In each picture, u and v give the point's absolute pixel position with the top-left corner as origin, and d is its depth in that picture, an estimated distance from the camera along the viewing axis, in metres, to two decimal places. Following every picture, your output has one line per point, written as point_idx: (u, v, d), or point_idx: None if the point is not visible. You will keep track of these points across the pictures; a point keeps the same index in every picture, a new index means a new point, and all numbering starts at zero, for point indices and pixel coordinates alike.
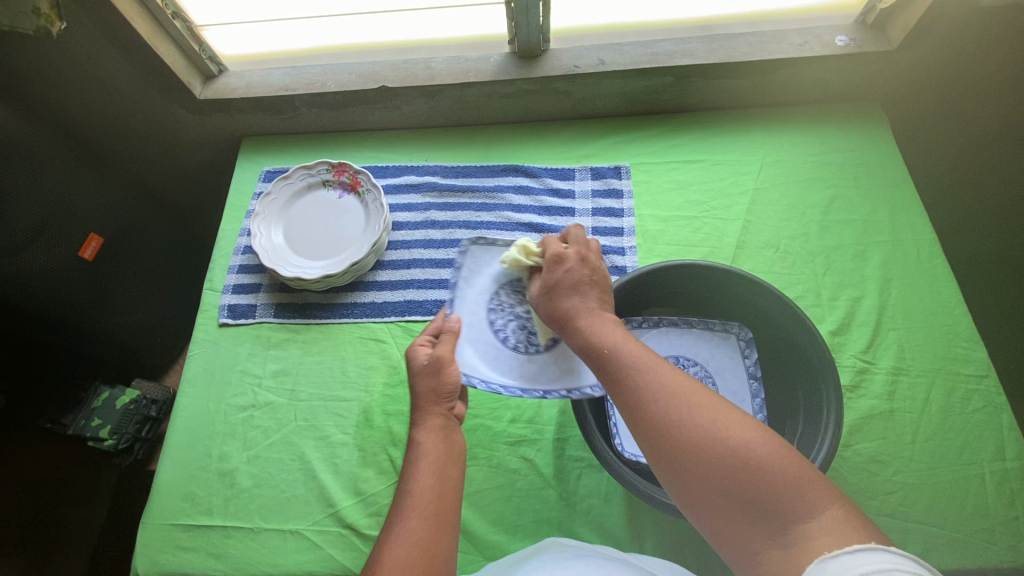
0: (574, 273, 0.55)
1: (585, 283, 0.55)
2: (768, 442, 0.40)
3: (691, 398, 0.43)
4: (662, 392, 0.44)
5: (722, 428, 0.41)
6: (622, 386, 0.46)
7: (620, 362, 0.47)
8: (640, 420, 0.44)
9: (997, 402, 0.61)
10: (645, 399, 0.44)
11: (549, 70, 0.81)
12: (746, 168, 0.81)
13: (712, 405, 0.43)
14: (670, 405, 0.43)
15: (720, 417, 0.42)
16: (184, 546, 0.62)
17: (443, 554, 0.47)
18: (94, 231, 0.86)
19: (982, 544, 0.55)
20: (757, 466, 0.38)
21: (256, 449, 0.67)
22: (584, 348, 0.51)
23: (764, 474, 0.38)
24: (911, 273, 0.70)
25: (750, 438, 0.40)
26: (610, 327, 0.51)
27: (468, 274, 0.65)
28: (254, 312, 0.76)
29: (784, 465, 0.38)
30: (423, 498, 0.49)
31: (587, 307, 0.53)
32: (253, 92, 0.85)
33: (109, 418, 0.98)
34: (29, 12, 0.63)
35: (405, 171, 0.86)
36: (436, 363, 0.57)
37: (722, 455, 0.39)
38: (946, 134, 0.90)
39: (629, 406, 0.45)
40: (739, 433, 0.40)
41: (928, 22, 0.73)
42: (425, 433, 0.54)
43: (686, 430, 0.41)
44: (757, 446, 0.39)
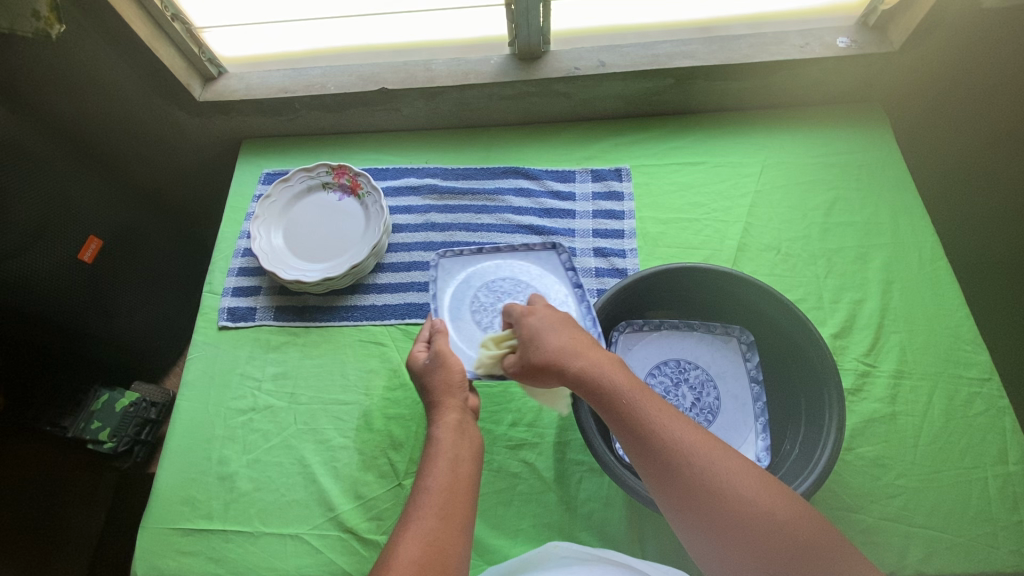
0: (547, 319, 0.54)
1: (565, 324, 0.54)
2: (799, 509, 0.42)
3: (727, 464, 0.44)
4: (694, 455, 0.44)
5: (750, 490, 0.42)
6: (649, 444, 0.45)
7: (644, 420, 0.46)
8: (667, 476, 0.44)
9: (1000, 406, 0.61)
10: (677, 459, 0.44)
11: (549, 72, 0.81)
12: (747, 170, 0.80)
13: (743, 468, 0.44)
14: (706, 470, 0.43)
15: (753, 482, 0.43)
16: (184, 550, 0.62)
17: (458, 551, 0.46)
18: (94, 234, 0.86)
19: (985, 549, 0.55)
20: (794, 538, 0.40)
21: (256, 453, 0.67)
22: (595, 396, 0.49)
23: (792, 535, 0.41)
24: (913, 276, 0.70)
25: (784, 506, 0.42)
26: (614, 369, 0.50)
27: (444, 287, 0.68)
28: (254, 315, 0.76)
29: (817, 534, 0.41)
30: (440, 494, 0.49)
31: (579, 345, 0.51)
32: (253, 94, 0.85)
33: (109, 421, 0.97)
34: (29, 14, 0.63)
35: (405, 173, 0.86)
36: (438, 357, 0.58)
37: (763, 527, 0.41)
38: (948, 135, 0.89)
39: (659, 467, 0.45)
40: (775, 502, 0.42)
41: (929, 23, 0.73)
42: (443, 429, 0.54)
43: (724, 498, 0.42)
44: (793, 515, 0.41)
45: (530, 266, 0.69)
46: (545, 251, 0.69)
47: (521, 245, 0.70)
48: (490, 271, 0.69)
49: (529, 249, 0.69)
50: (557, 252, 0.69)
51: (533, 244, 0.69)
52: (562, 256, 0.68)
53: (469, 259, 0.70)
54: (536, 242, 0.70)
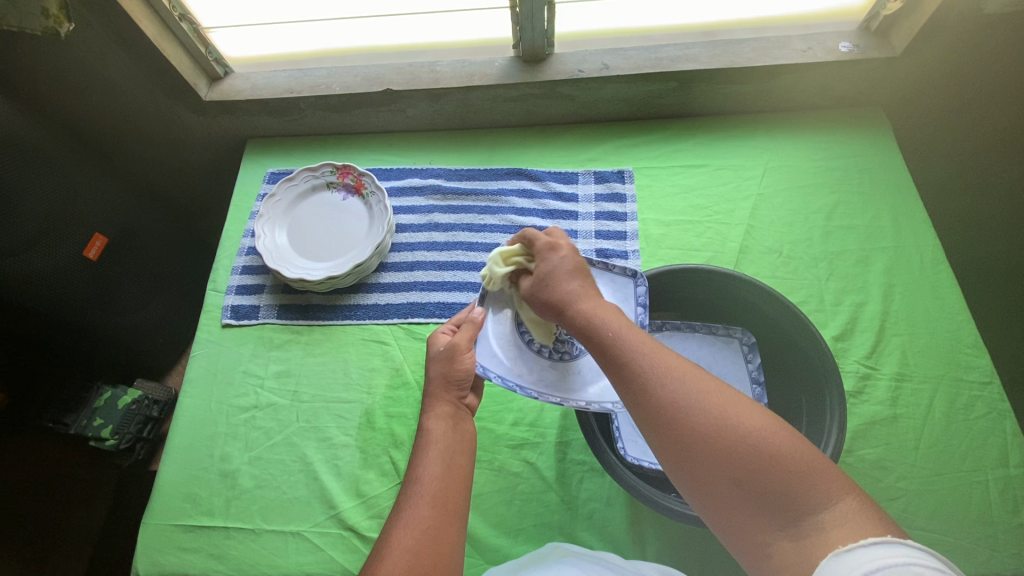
0: (563, 263, 0.55)
1: (577, 270, 0.55)
2: (780, 432, 0.40)
3: (708, 391, 0.43)
4: (671, 379, 0.44)
5: (731, 416, 0.41)
6: (629, 373, 0.46)
7: (623, 348, 0.47)
8: (644, 405, 0.44)
9: (1001, 409, 0.61)
10: (653, 385, 0.44)
11: (553, 74, 0.81)
12: (750, 172, 0.81)
13: (724, 394, 0.43)
14: (679, 392, 0.43)
15: (728, 404, 0.41)
16: (185, 547, 0.62)
17: (452, 540, 0.47)
18: (99, 231, 0.86)
19: (984, 552, 0.55)
20: (769, 457, 0.38)
21: (258, 450, 0.67)
22: (584, 332, 0.50)
23: (776, 462, 0.38)
24: (914, 280, 0.70)
25: (770, 432, 0.39)
26: (607, 310, 0.51)
27: None
28: (257, 313, 0.76)
29: (795, 453, 0.38)
30: (431, 484, 0.50)
31: (584, 291, 0.53)
32: (259, 94, 0.86)
33: (111, 419, 0.96)
34: (38, 12, 0.63)
35: (409, 173, 0.87)
36: (451, 349, 0.58)
37: (736, 444, 0.39)
38: (951, 139, 0.90)
39: (636, 394, 0.45)
40: (751, 421, 0.40)
41: (932, 29, 0.73)
42: (435, 420, 0.55)
43: (696, 417, 0.41)
44: (769, 436, 0.39)
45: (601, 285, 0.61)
46: (622, 277, 0.61)
47: (597, 261, 0.62)
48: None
49: (606, 269, 0.62)
50: (634, 282, 0.60)
51: (612, 265, 0.61)
52: (638, 288, 0.60)
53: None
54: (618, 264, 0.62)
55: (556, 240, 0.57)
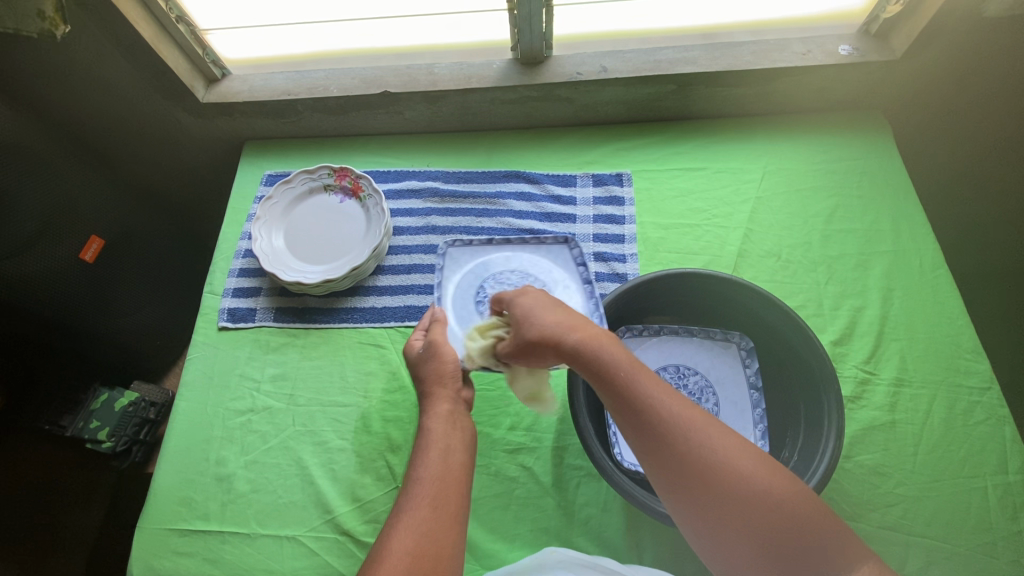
0: (541, 299, 0.54)
1: (558, 305, 0.53)
2: (797, 486, 0.40)
3: (728, 444, 0.42)
4: (691, 428, 0.43)
5: (754, 475, 0.40)
6: (646, 417, 0.44)
7: (638, 393, 0.45)
8: (663, 455, 0.42)
9: (1000, 415, 0.61)
10: (672, 435, 0.43)
11: (552, 77, 0.81)
12: (749, 176, 0.80)
13: (741, 444, 0.42)
14: (700, 445, 0.42)
15: (750, 460, 0.41)
16: (181, 551, 0.62)
17: (453, 542, 0.46)
18: (96, 234, 0.86)
19: (983, 559, 0.55)
20: (793, 518, 0.39)
21: (254, 454, 0.67)
22: (592, 369, 0.47)
23: (801, 525, 0.38)
24: (913, 285, 0.70)
25: (791, 491, 0.40)
26: (613, 345, 0.48)
27: (451, 273, 0.72)
28: (254, 316, 0.76)
29: (816, 515, 0.39)
30: (432, 484, 0.49)
31: (578, 324, 0.50)
32: (256, 95, 0.85)
33: (108, 420, 0.97)
34: (33, 14, 0.63)
35: (407, 176, 0.86)
36: (431, 347, 0.59)
37: (760, 502, 0.39)
38: (949, 142, 0.89)
39: (652, 443, 0.43)
40: (773, 480, 0.40)
41: (932, 32, 0.73)
42: (434, 419, 0.55)
43: (720, 474, 0.41)
44: (791, 495, 0.40)
45: (541, 259, 0.72)
46: (556, 245, 0.73)
47: (531, 239, 0.73)
48: (499, 264, 0.72)
49: (540, 243, 0.73)
50: (568, 247, 0.72)
51: (543, 238, 0.73)
52: (572, 251, 0.72)
53: (478, 249, 0.74)
54: (549, 236, 0.73)
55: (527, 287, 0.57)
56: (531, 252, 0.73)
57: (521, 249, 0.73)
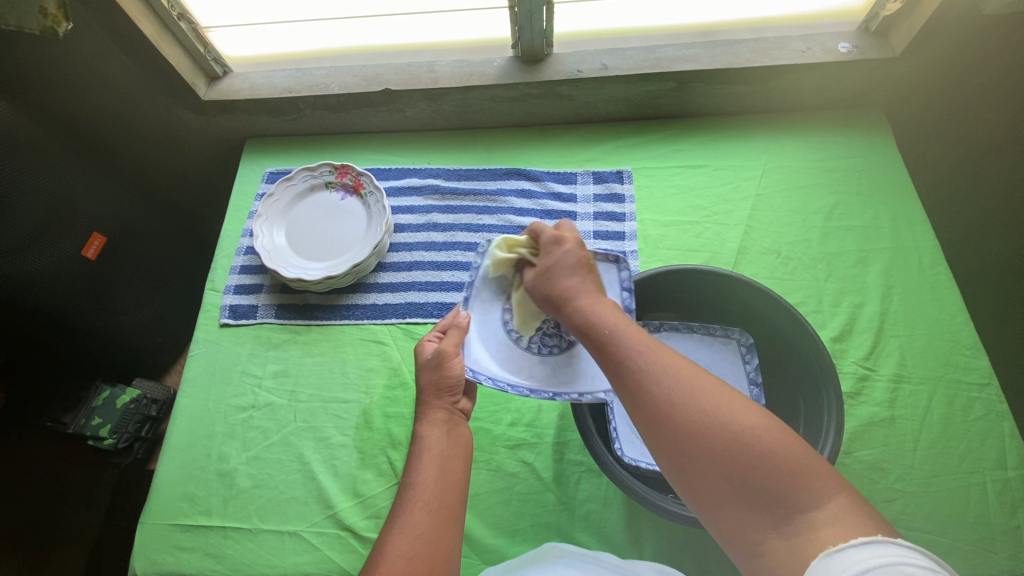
0: (568, 256, 0.57)
1: (580, 266, 0.56)
2: (769, 425, 0.40)
3: (702, 387, 0.43)
4: (666, 376, 0.44)
5: (726, 414, 0.41)
6: (626, 368, 0.46)
7: (620, 346, 0.47)
8: (638, 400, 0.44)
9: (999, 411, 0.61)
10: (647, 381, 0.44)
11: (551, 74, 0.81)
12: (749, 173, 0.81)
13: (717, 387, 0.43)
14: (672, 388, 0.43)
15: (722, 401, 0.42)
16: (183, 546, 0.62)
17: (447, 547, 0.47)
18: (97, 231, 0.86)
19: (982, 554, 0.55)
20: (761, 453, 0.38)
21: (255, 450, 0.67)
22: (584, 327, 0.51)
23: (770, 461, 0.38)
24: (912, 282, 0.70)
25: (764, 429, 0.40)
26: (609, 306, 0.52)
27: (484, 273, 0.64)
28: (255, 313, 0.76)
29: (789, 454, 0.38)
30: (426, 490, 0.49)
31: (585, 289, 0.54)
32: (257, 93, 0.86)
33: (110, 417, 0.97)
34: (35, 11, 0.63)
35: (408, 173, 0.87)
36: (438, 355, 0.58)
37: (727, 438, 0.39)
38: (950, 139, 0.89)
39: (629, 389, 0.45)
40: (745, 419, 0.40)
41: (931, 29, 0.73)
42: (430, 425, 0.55)
43: (689, 413, 0.41)
44: (763, 434, 0.39)
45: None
46: (606, 261, 0.62)
47: None
48: None
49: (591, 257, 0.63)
50: (617, 267, 0.62)
51: (596, 252, 0.62)
52: (622, 273, 0.61)
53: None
54: (601, 250, 0.63)
55: (562, 234, 0.59)
56: None
57: None
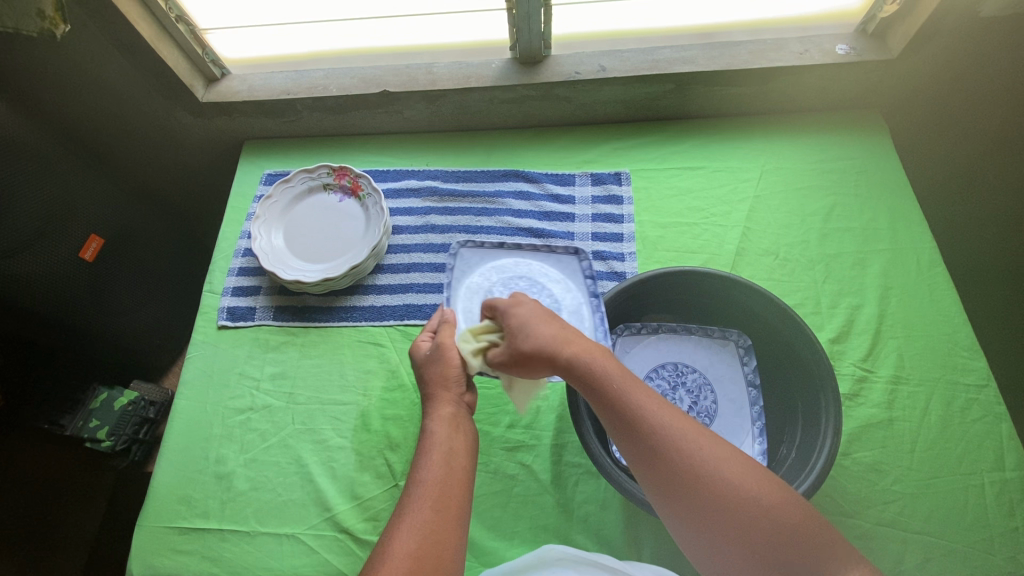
0: (536, 312, 0.54)
1: (552, 317, 0.54)
2: (783, 492, 0.42)
3: (717, 452, 0.44)
4: (684, 440, 0.44)
5: (746, 482, 0.42)
6: (640, 432, 0.45)
7: (631, 405, 0.46)
8: (656, 465, 0.44)
9: (997, 412, 0.61)
10: (664, 446, 0.44)
11: (549, 76, 0.81)
12: (747, 175, 0.81)
13: (727, 449, 0.44)
14: (691, 454, 0.43)
15: (737, 465, 0.43)
16: (181, 549, 0.62)
17: (453, 544, 0.47)
18: (95, 232, 0.86)
19: (980, 556, 0.55)
20: (781, 522, 0.40)
21: (253, 452, 0.67)
22: (586, 383, 0.48)
23: (791, 529, 0.40)
24: (910, 283, 0.70)
25: (780, 496, 0.42)
26: (605, 358, 0.50)
27: (460, 275, 0.69)
28: (253, 315, 0.76)
29: (804, 519, 0.41)
30: (433, 488, 0.49)
31: (572, 337, 0.51)
32: (255, 95, 0.86)
33: (107, 420, 0.97)
34: (33, 14, 0.63)
35: (406, 175, 0.87)
36: (438, 349, 0.58)
37: (750, 508, 0.41)
38: (946, 140, 0.90)
39: (646, 453, 0.45)
40: (763, 486, 0.42)
41: (928, 31, 0.73)
42: (438, 422, 0.55)
43: (711, 482, 0.42)
44: (781, 501, 0.41)
45: (550, 268, 0.69)
46: (568, 255, 0.70)
47: (543, 248, 0.70)
48: (511, 269, 0.70)
49: (552, 252, 0.70)
50: (578, 258, 0.69)
51: (556, 247, 0.69)
52: (583, 263, 0.68)
53: (488, 254, 0.70)
54: (562, 246, 0.70)
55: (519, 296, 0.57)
56: (542, 259, 0.70)
57: (532, 255, 0.70)
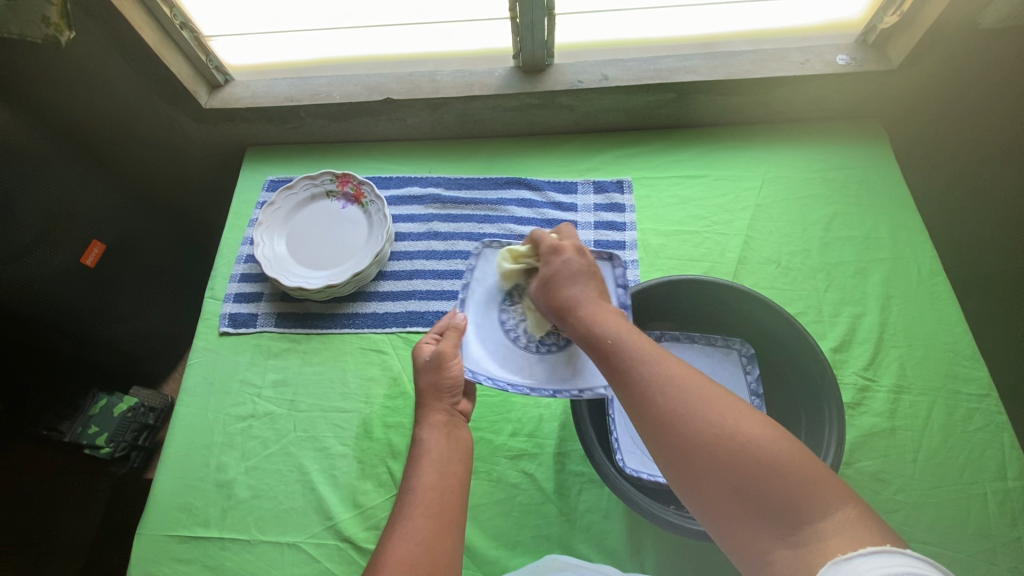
0: (570, 265, 0.58)
1: (582, 274, 0.57)
2: (772, 432, 0.40)
3: (704, 395, 0.43)
4: (670, 384, 0.44)
5: (730, 424, 0.41)
6: (630, 377, 0.46)
7: (625, 353, 0.48)
8: (641, 409, 0.45)
9: (998, 422, 0.61)
10: (650, 392, 0.45)
11: (552, 85, 0.82)
12: (748, 183, 0.81)
13: (717, 396, 0.43)
14: (676, 399, 0.43)
15: (722, 409, 0.42)
16: (180, 558, 0.61)
17: (448, 552, 0.47)
18: (97, 239, 0.86)
19: (983, 565, 0.55)
20: (765, 465, 0.38)
21: (255, 460, 0.66)
22: (588, 336, 0.51)
23: (775, 471, 0.38)
24: (912, 292, 0.70)
25: (768, 438, 0.40)
26: (612, 315, 0.52)
27: (480, 276, 0.65)
28: (255, 321, 0.76)
29: (793, 463, 0.38)
30: (427, 495, 0.49)
31: (588, 297, 0.55)
32: (259, 102, 0.86)
33: (107, 426, 0.96)
34: (38, 20, 0.63)
35: (409, 182, 0.87)
36: (437, 358, 0.58)
37: (731, 448, 0.40)
38: (948, 149, 0.90)
39: (633, 397, 0.46)
40: (749, 428, 0.40)
41: (927, 44, 0.74)
42: (429, 428, 0.55)
43: (692, 423, 0.42)
44: (767, 443, 0.39)
45: None
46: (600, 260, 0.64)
47: None
48: None
49: None
50: (611, 265, 0.63)
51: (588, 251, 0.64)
52: (615, 270, 0.62)
53: None
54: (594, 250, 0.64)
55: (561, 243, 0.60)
56: None
57: None
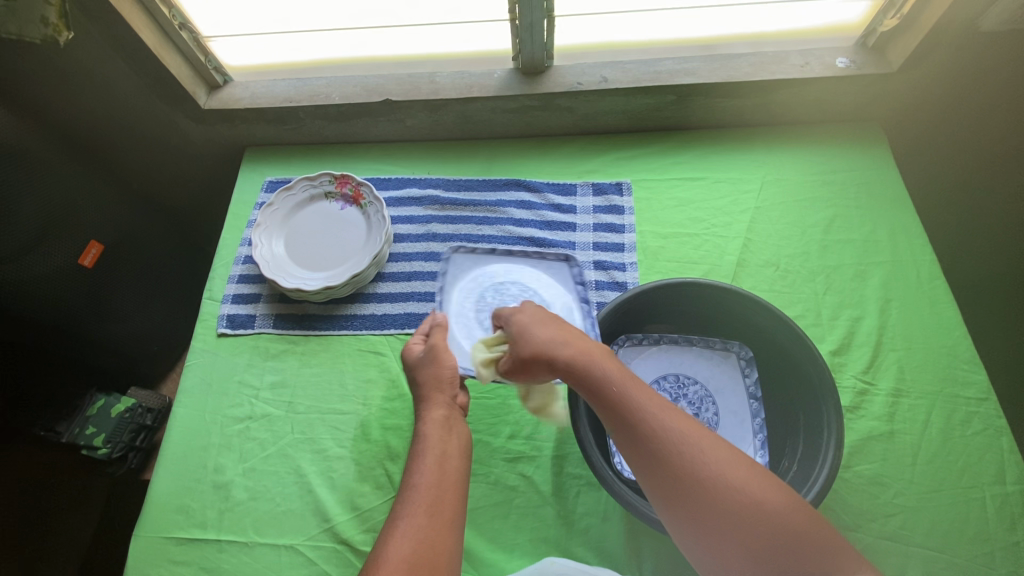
0: (535, 315, 0.56)
1: (553, 321, 0.55)
2: (786, 495, 0.41)
3: (717, 453, 0.43)
4: (683, 440, 0.44)
5: (746, 486, 0.41)
6: (639, 432, 0.45)
7: (630, 407, 0.46)
8: (654, 466, 0.44)
9: (997, 426, 0.61)
10: (662, 447, 0.44)
11: (552, 87, 0.82)
12: (747, 186, 0.81)
13: (729, 454, 0.43)
14: (692, 456, 0.43)
15: (737, 468, 0.42)
16: (178, 560, 0.61)
17: (449, 549, 0.46)
18: (95, 239, 0.86)
19: (981, 569, 0.55)
20: (783, 530, 0.39)
21: (252, 461, 0.66)
22: (585, 384, 0.49)
23: (794, 538, 0.39)
24: (911, 295, 0.70)
25: (783, 501, 0.40)
26: (603, 360, 0.50)
27: (452, 280, 0.71)
28: (254, 322, 0.76)
29: (809, 527, 0.39)
30: (428, 492, 0.49)
31: (566, 341, 0.52)
32: (258, 102, 0.86)
33: (104, 427, 0.96)
34: (37, 20, 0.63)
35: (407, 183, 0.87)
36: (433, 351, 0.60)
37: (750, 512, 0.40)
38: (948, 152, 0.90)
39: (644, 453, 0.44)
40: (764, 491, 0.41)
41: (926, 48, 0.74)
42: (429, 423, 0.55)
43: (709, 483, 0.41)
44: (785, 507, 0.40)
45: (541, 273, 0.71)
46: (558, 262, 0.72)
47: (534, 253, 0.72)
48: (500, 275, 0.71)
49: (542, 258, 0.72)
50: (569, 266, 0.71)
51: (547, 253, 0.71)
52: (574, 270, 0.70)
53: (480, 258, 0.72)
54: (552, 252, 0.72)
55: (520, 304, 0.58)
56: (533, 266, 0.71)
57: (522, 262, 0.72)
